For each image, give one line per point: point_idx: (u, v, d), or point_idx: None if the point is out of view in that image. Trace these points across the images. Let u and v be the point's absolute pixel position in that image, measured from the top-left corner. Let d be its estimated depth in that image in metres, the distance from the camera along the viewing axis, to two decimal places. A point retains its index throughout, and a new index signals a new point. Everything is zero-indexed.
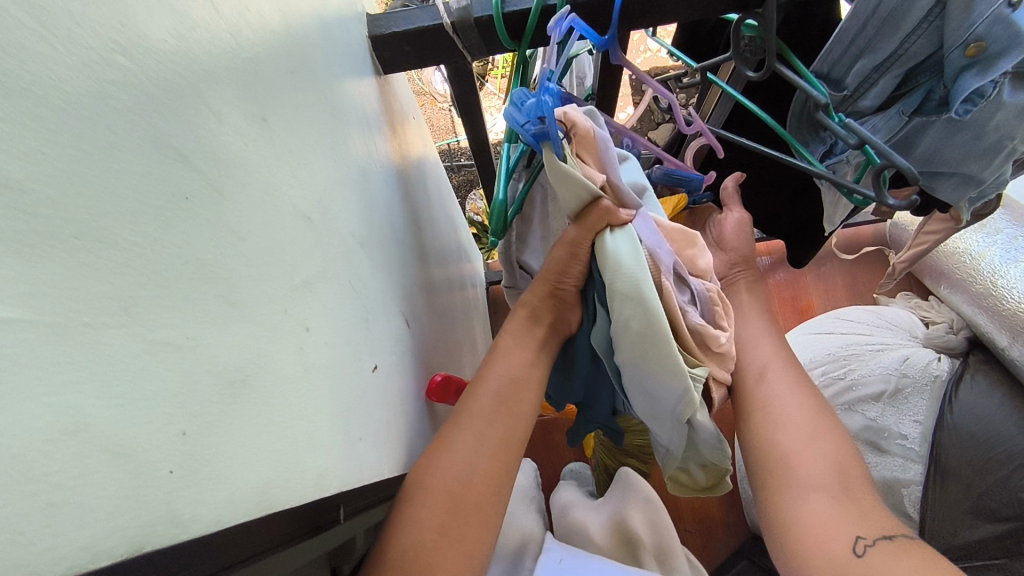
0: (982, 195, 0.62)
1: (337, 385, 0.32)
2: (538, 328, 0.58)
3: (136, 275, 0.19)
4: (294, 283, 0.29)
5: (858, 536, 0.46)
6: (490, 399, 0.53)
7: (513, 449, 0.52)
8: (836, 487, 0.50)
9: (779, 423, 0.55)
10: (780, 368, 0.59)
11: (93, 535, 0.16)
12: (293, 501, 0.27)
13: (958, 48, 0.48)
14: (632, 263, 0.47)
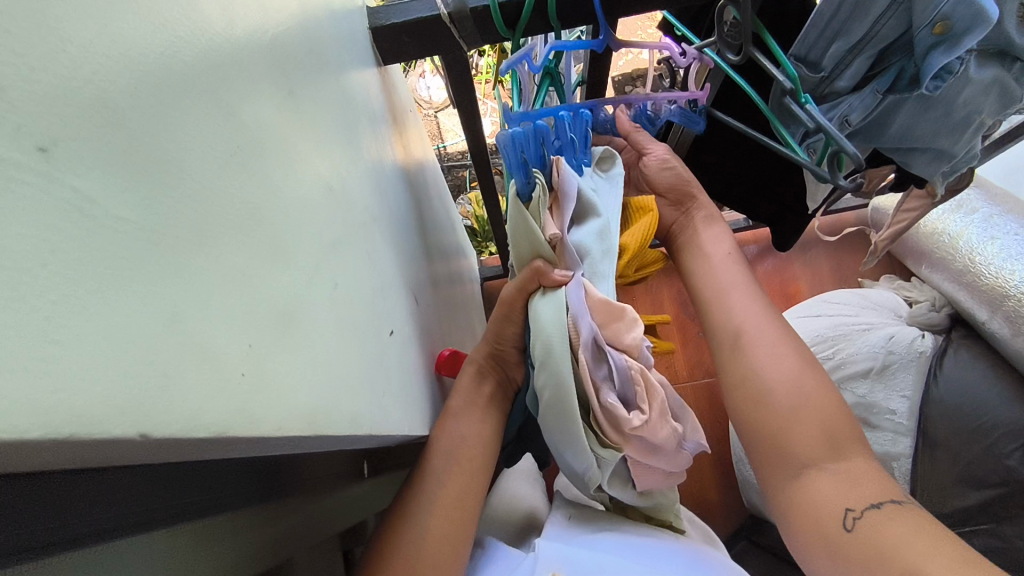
0: (955, 169, 0.65)
1: (362, 344, 0.34)
2: (484, 384, 0.56)
3: (194, 217, 0.20)
4: (320, 245, 0.31)
5: (846, 510, 0.48)
6: (436, 469, 0.51)
7: (468, 514, 0.50)
8: (823, 457, 0.51)
9: (760, 394, 0.54)
10: (758, 328, 0.57)
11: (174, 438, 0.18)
12: (331, 442, 0.29)
13: (925, 27, 0.51)
14: (551, 332, 0.45)
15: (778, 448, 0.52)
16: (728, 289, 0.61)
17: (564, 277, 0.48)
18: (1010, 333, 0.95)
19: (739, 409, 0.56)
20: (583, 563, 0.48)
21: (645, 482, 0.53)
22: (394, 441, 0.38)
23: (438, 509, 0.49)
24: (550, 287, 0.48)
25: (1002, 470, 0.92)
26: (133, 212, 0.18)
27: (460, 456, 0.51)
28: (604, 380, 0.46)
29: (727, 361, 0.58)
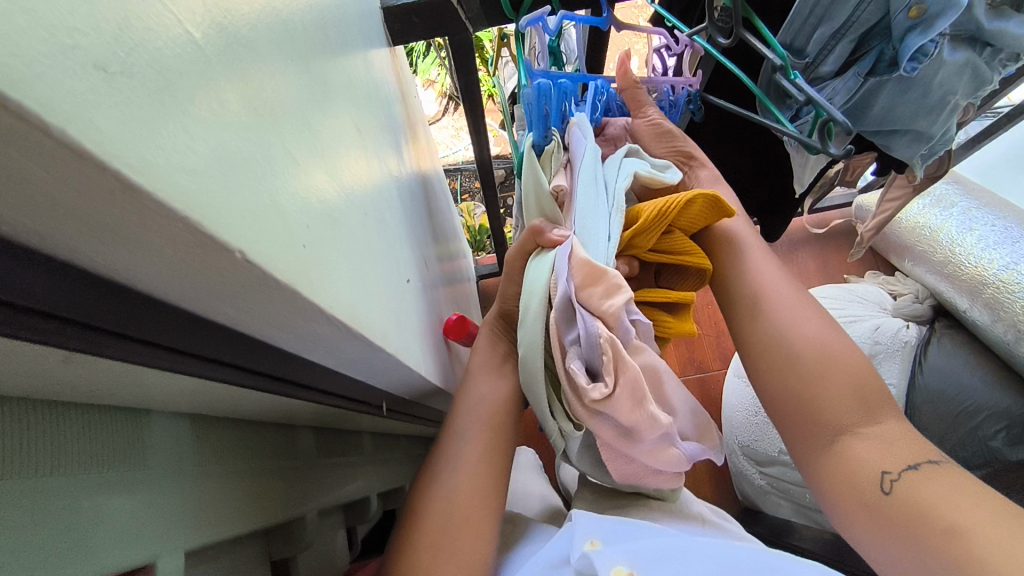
0: (933, 151, 0.69)
1: (392, 279, 0.36)
2: (502, 346, 0.58)
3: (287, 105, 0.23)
4: (357, 179, 0.33)
5: (881, 472, 0.44)
6: (465, 423, 0.53)
7: (497, 458, 0.52)
8: (856, 420, 0.47)
9: (787, 358, 0.51)
10: (775, 295, 0.54)
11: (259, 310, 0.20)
12: (369, 365, 0.30)
13: (903, 10, 0.55)
14: (534, 292, 0.45)
15: (809, 412, 0.48)
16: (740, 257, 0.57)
17: (561, 237, 0.48)
18: (989, 318, 0.98)
19: (760, 376, 0.52)
20: (626, 534, 0.44)
21: (622, 467, 0.49)
22: (412, 385, 0.40)
23: (468, 465, 0.51)
24: (547, 246, 0.49)
25: (987, 451, 0.95)
26: (270, 103, 0.20)
27: (483, 413, 0.54)
28: (574, 347, 0.44)
29: (747, 327, 0.54)
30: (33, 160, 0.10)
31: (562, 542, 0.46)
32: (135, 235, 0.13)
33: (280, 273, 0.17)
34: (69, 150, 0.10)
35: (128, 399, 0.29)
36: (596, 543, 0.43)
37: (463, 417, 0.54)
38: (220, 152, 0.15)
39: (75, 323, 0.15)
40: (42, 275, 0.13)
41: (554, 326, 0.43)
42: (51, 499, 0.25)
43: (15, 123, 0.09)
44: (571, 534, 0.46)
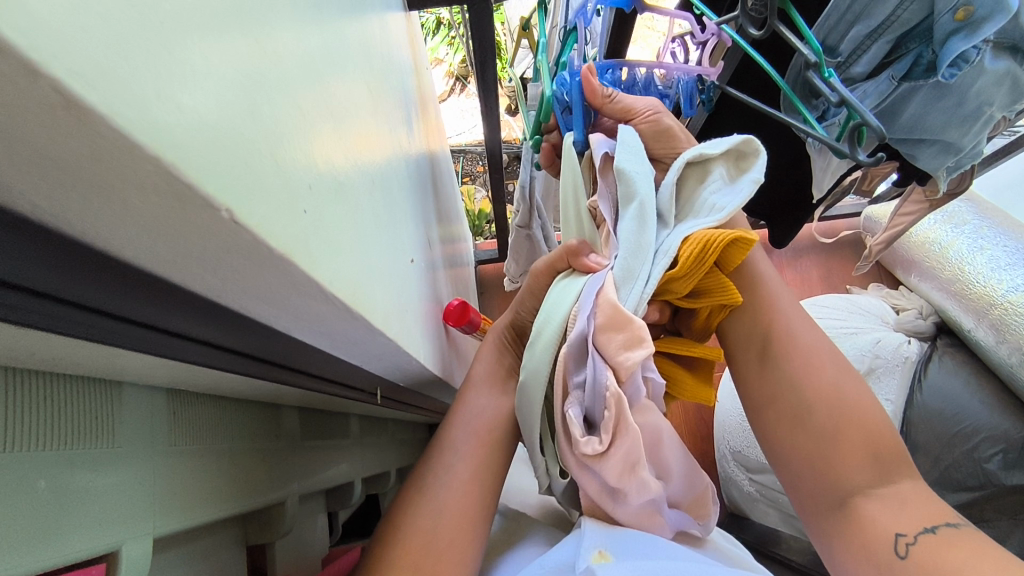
0: (960, 164, 0.67)
1: (393, 255, 0.33)
2: (508, 357, 0.56)
3: (305, 51, 0.20)
4: (367, 145, 0.30)
5: (897, 534, 0.41)
6: (457, 435, 0.50)
7: (490, 472, 0.49)
8: (870, 481, 0.44)
9: (803, 413, 0.46)
10: (794, 337, 0.48)
11: (254, 294, 0.17)
12: (368, 350, 0.28)
13: (948, 12, 0.52)
14: (558, 317, 0.42)
15: (829, 473, 0.45)
16: (753, 290, 0.48)
17: (598, 263, 0.45)
18: (994, 340, 0.96)
19: (769, 427, 0.48)
20: (635, 548, 0.43)
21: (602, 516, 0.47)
22: (409, 373, 0.38)
23: (456, 481, 0.48)
24: (580, 270, 0.46)
25: (982, 473, 0.93)
26: (275, 41, 0.17)
27: (479, 429, 0.50)
28: (577, 395, 0.40)
29: (756, 371, 0.48)
30: None
31: (566, 549, 0.45)
32: (93, 176, 0.10)
33: (274, 242, 0.14)
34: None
35: (98, 370, 0.26)
36: (603, 555, 0.42)
37: (456, 428, 0.51)
38: (209, 84, 0.12)
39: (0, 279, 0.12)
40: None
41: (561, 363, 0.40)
42: (5, 473, 0.23)
43: None
44: (576, 543, 0.45)
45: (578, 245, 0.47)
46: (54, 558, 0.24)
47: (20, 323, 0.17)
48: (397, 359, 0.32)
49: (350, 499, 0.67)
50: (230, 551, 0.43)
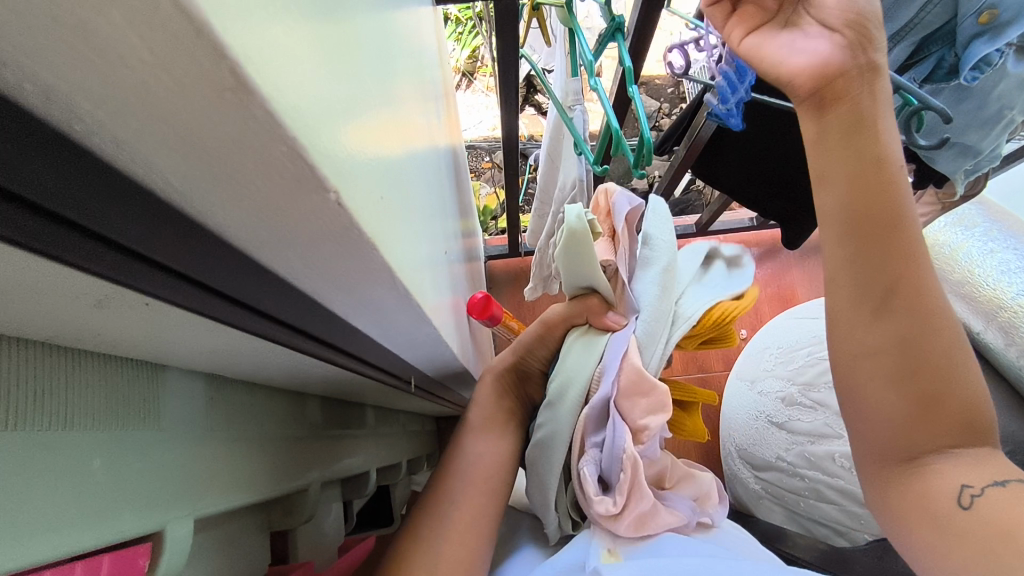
0: (978, 167, 0.67)
1: (430, 246, 0.33)
2: (506, 400, 0.60)
3: (372, 42, 0.20)
4: (412, 135, 0.30)
5: (961, 485, 0.42)
6: (456, 482, 0.53)
7: (493, 495, 0.53)
8: (944, 437, 0.44)
9: (904, 368, 0.44)
10: (921, 288, 0.43)
11: (328, 279, 0.18)
12: (411, 338, 0.28)
13: (972, 15, 0.52)
14: (570, 374, 0.50)
15: (909, 430, 0.44)
16: (892, 237, 0.42)
17: (615, 323, 0.51)
18: (1005, 343, 0.97)
19: (860, 375, 0.46)
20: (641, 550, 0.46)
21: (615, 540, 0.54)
22: (441, 363, 0.38)
23: (455, 512, 0.51)
24: (598, 328, 0.53)
25: None
26: (353, 29, 0.17)
27: (474, 470, 0.54)
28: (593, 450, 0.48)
29: (863, 323, 0.44)
30: (141, 29, 0.08)
31: (576, 550, 0.48)
32: (232, 156, 0.11)
33: (364, 226, 0.14)
34: (191, 27, 0.08)
35: (148, 352, 0.27)
36: (610, 555, 0.45)
37: (455, 473, 0.54)
38: (321, 71, 0.12)
39: (120, 250, 0.13)
40: (91, 183, 0.11)
41: (580, 425, 0.47)
42: (64, 448, 0.23)
43: None
44: (583, 546, 0.48)
45: (597, 300, 0.53)
46: (110, 533, 0.25)
47: (99, 301, 0.18)
48: (434, 348, 0.33)
49: (365, 488, 0.67)
50: (256, 536, 0.44)
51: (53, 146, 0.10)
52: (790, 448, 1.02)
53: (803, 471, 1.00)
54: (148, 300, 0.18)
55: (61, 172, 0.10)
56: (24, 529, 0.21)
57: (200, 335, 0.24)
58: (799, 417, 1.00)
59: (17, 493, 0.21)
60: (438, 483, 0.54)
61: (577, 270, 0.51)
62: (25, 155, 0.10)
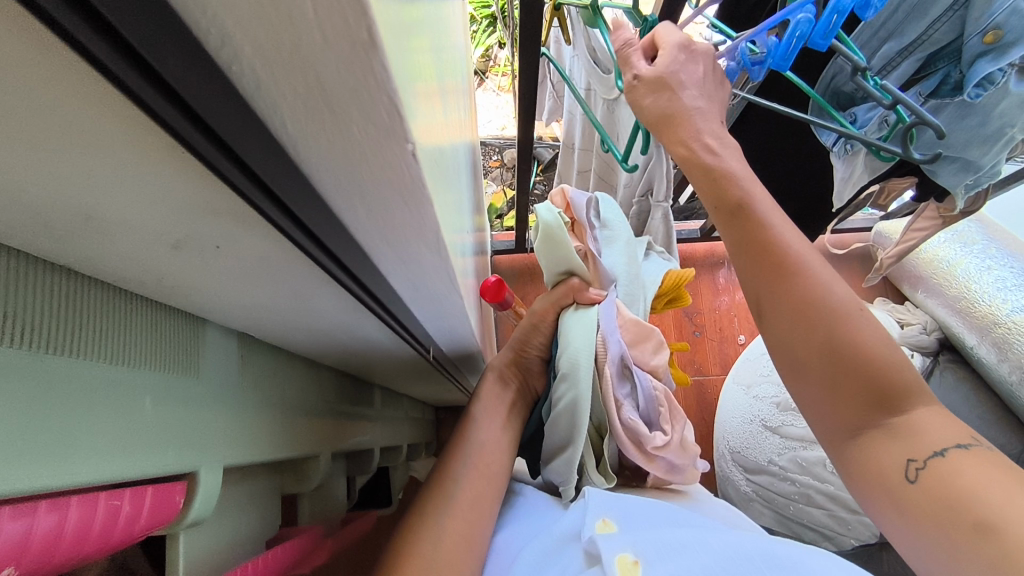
0: (978, 183, 0.68)
1: (454, 224, 0.35)
2: (507, 390, 0.63)
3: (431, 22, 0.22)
4: (448, 116, 0.32)
5: (906, 461, 0.36)
6: (461, 466, 0.55)
7: (496, 479, 0.55)
8: (874, 410, 0.38)
9: (819, 342, 0.39)
10: (796, 259, 0.40)
11: (386, 234, 0.20)
12: (439, 304, 0.30)
13: (976, 35, 0.54)
14: (580, 350, 0.53)
15: (844, 408, 0.39)
16: (739, 214, 0.42)
17: (598, 296, 0.57)
18: (997, 358, 0.98)
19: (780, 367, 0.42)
20: (635, 515, 0.49)
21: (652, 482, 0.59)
22: (457, 336, 0.40)
23: (461, 492, 0.52)
24: (584, 303, 0.58)
25: None
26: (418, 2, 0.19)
27: (478, 455, 0.56)
28: (626, 399, 0.54)
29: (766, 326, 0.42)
30: None
31: (572, 517, 0.49)
32: (340, 103, 0.13)
33: (427, 181, 0.16)
34: None
35: (195, 305, 0.29)
36: (608, 522, 0.47)
37: (461, 457, 0.56)
38: (402, 34, 0.14)
39: (252, 177, 0.15)
40: (233, 121, 0.13)
41: (610, 383, 0.53)
42: (123, 384, 0.25)
43: None
44: (582, 511, 0.50)
45: (575, 282, 0.59)
46: (155, 469, 0.27)
47: (177, 243, 0.20)
48: (455, 318, 0.35)
49: (368, 466, 0.69)
50: (272, 497, 0.46)
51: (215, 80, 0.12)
52: (783, 452, 1.04)
53: (795, 475, 1.03)
54: (219, 244, 0.20)
55: (226, 106, 0.12)
56: (94, 452, 0.23)
57: (250, 289, 0.26)
58: (794, 422, 1.02)
59: (87, 419, 0.23)
60: (445, 465, 0.56)
61: (555, 254, 0.58)
62: (207, 84, 0.12)
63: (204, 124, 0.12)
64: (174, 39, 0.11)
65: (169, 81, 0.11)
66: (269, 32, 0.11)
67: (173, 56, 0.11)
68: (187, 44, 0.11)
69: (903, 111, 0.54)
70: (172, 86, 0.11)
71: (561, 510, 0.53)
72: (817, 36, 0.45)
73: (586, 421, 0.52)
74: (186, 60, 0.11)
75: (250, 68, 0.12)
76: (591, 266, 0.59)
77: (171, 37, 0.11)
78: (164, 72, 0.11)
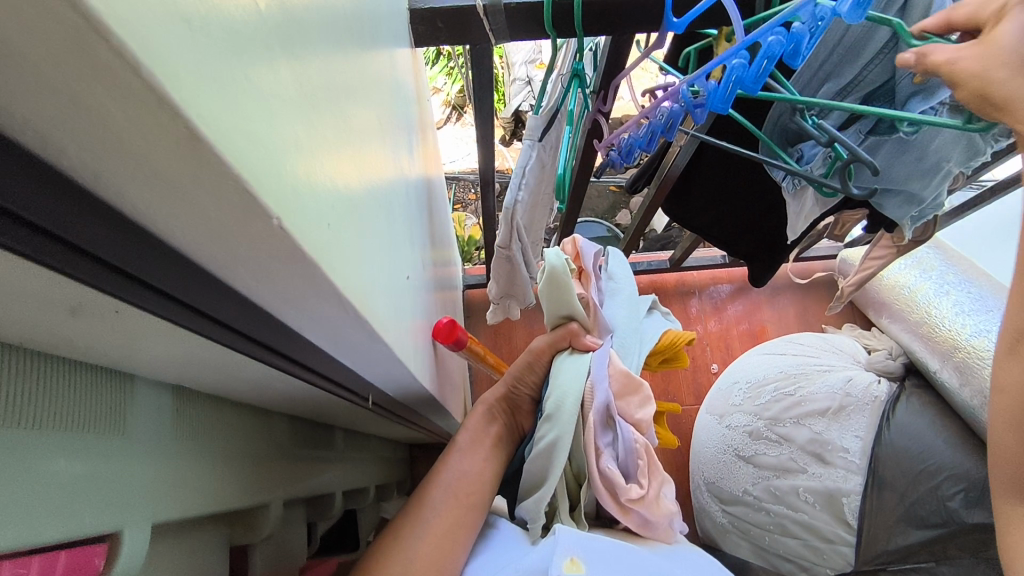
0: (924, 213, 0.71)
1: (393, 270, 0.35)
2: (494, 426, 0.61)
3: (337, 89, 0.23)
4: (379, 170, 0.32)
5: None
6: (437, 497, 0.54)
7: (474, 510, 0.54)
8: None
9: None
10: None
11: (282, 296, 0.20)
12: (366, 354, 0.30)
13: (908, 76, 0.56)
14: (567, 393, 0.53)
15: None
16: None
17: (595, 343, 0.58)
18: (958, 382, 0.98)
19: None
20: (600, 557, 0.48)
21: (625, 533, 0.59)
22: (400, 382, 0.40)
23: (432, 528, 0.51)
24: (580, 348, 0.58)
25: (944, 511, 0.94)
26: (312, 78, 0.19)
27: (456, 488, 0.55)
28: (607, 448, 0.54)
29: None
30: (113, 97, 0.10)
31: (539, 554, 0.49)
32: (185, 190, 0.13)
33: (310, 248, 0.17)
34: (154, 96, 0.10)
35: (114, 363, 0.29)
36: (575, 563, 0.47)
37: (438, 488, 0.55)
38: (276, 118, 0.15)
39: (93, 254, 0.15)
40: (76, 204, 0.13)
41: (592, 431, 0.52)
42: (32, 447, 0.25)
43: (109, 58, 0.09)
44: (549, 548, 0.49)
45: (574, 327, 0.59)
46: (69, 534, 0.26)
47: (73, 308, 0.20)
48: (391, 366, 0.35)
49: (329, 510, 0.68)
50: (215, 549, 0.45)
51: (40, 174, 0.12)
52: (756, 482, 1.05)
53: (768, 505, 1.03)
54: (117, 309, 0.21)
55: (52, 194, 0.13)
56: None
57: (168, 345, 0.26)
58: (766, 451, 1.03)
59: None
60: (420, 495, 0.55)
61: (556, 300, 0.58)
62: (25, 177, 0.12)
63: (15, 212, 0.13)
64: None
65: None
66: (87, 129, 0.11)
67: None
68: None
69: (842, 148, 0.56)
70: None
71: (527, 545, 0.52)
72: (748, 80, 0.47)
73: (563, 463, 0.52)
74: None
75: (78, 160, 0.12)
76: (591, 315, 0.60)
77: None
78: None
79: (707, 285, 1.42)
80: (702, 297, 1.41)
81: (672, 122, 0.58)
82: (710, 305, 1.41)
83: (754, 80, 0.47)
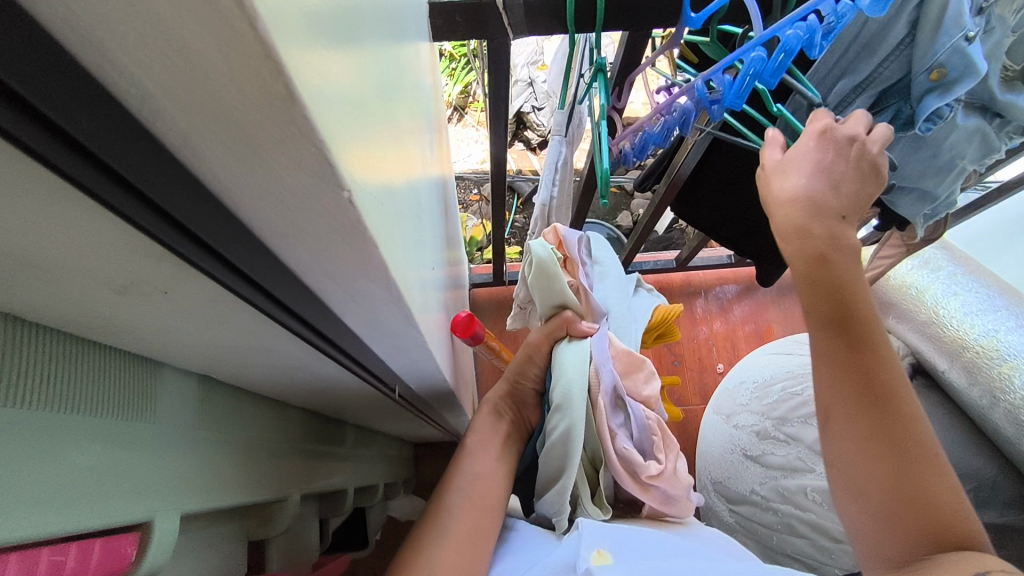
0: (936, 212, 0.71)
1: (419, 261, 0.35)
2: (502, 424, 0.61)
3: (381, 74, 0.23)
4: (409, 160, 0.32)
5: (934, 537, 0.39)
6: (454, 501, 0.53)
7: (491, 511, 0.54)
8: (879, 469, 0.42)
9: (868, 391, 0.43)
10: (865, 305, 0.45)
11: (333, 275, 0.20)
12: (399, 342, 0.30)
13: (924, 73, 0.56)
14: (573, 378, 0.53)
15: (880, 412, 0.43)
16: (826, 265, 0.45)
17: (590, 329, 0.58)
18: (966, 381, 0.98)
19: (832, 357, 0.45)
20: (627, 546, 0.48)
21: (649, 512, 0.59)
22: (423, 374, 0.40)
23: (452, 533, 0.50)
24: (575, 335, 0.58)
25: None
26: (365, 60, 0.19)
27: (472, 490, 0.54)
28: (620, 428, 0.55)
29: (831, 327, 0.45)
30: (221, 50, 0.11)
31: (565, 549, 0.49)
32: (268, 154, 0.13)
33: (369, 226, 0.17)
34: (261, 49, 0.10)
35: (148, 348, 0.29)
36: (603, 554, 0.46)
37: (454, 491, 0.54)
38: (345, 93, 0.15)
39: (161, 218, 0.15)
40: (159, 165, 0.13)
41: (603, 412, 0.53)
42: (69, 432, 0.25)
43: (228, 6, 0.09)
44: (575, 543, 0.49)
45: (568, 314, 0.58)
46: (106, 519, 0.26)
47: (122, 288, 0.20)
48: (418, 356, 0.35)
49: (341, 507, 0.67)
50: (233, 543, 0.44)
51: (130, 132, 0.12)
52: (764, 482, 1.04)
53: (776, 504, 1.02)
54: (166, 288, 0.20)
55: (140, 154, 0.13)
56: (30, 501, 0.22)
57: (205, 330, 0.26)
58: (774, 451, 1.02)
59: (29, 466, 0.22)
60: (436, 500, 0.54)
61: (547, 289, 0.58)
62: (116, 134, 0.12)
63: (107, 169, 0.13)
64: (80, 91, 0.11)
65: (70, 131, 0.11)
66: (185, 85, 0.11)
67: (80, 111, 0.11)
68: (93, 102, 0.11)
69: None
70: (84, 143, 0.12)
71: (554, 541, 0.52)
72: (767, 72, 0.47)
73: (578, 447, 0.51)
74: (83, 108, 0.11)
75: (169, 118, 0.12)
76: (583, 300, 0.60)
77: (75, 87, 0.11)
78: (63, 120, 0.11)
79: (712, 286, 1.42)
80: (707, 298, 1.41)
81: (689, 117, 0.58)
82: (715, 305, 1.41)
83: (768, 74, 0.45)
